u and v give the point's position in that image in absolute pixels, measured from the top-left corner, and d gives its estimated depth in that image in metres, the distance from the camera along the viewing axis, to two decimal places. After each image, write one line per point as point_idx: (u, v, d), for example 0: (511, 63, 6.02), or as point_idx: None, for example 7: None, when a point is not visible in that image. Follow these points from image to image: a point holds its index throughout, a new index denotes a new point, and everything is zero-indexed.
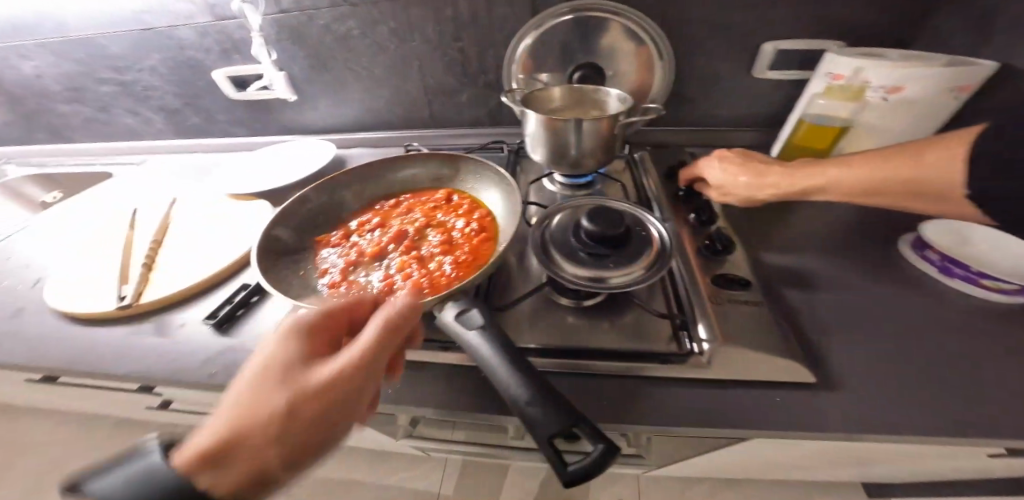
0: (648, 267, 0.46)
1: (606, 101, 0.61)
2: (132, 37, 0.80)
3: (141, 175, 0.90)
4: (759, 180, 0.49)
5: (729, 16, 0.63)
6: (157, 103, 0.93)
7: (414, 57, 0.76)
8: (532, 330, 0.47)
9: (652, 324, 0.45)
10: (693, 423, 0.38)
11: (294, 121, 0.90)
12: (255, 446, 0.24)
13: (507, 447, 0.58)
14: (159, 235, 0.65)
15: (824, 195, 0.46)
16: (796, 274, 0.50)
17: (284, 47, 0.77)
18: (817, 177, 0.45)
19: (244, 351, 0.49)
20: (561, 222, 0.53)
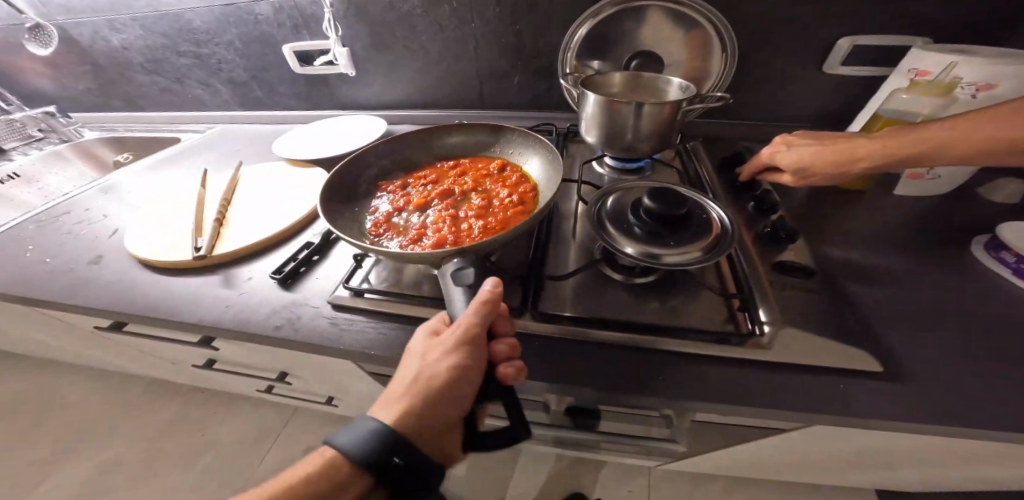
0: (706, 248, 0.46)
1: (666, 89, 0.61)
2: (215, 12, 0.86)
3: (207, 142, 0.96)
4: (845, 150, 0.45)
5: (802, 7, 0.62)
6: (226, 76, 0.99)
7: (472, 38, 0.77)
8: (584, 303, 0.48)
9: (708, 303, 0.46)
10: (749, 401, 0.37)
11: (349, 98, 0.93)
12: (424, 420, 0.33)
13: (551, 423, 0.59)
14: (228, 195, 0.70)
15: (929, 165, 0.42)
16: (857, 269, 0.49)
17: (350, 24, 0.80)
18: (917, 144, 0.41)
19: (307, 304, 0.52)
20: (615, 202, 0.54)
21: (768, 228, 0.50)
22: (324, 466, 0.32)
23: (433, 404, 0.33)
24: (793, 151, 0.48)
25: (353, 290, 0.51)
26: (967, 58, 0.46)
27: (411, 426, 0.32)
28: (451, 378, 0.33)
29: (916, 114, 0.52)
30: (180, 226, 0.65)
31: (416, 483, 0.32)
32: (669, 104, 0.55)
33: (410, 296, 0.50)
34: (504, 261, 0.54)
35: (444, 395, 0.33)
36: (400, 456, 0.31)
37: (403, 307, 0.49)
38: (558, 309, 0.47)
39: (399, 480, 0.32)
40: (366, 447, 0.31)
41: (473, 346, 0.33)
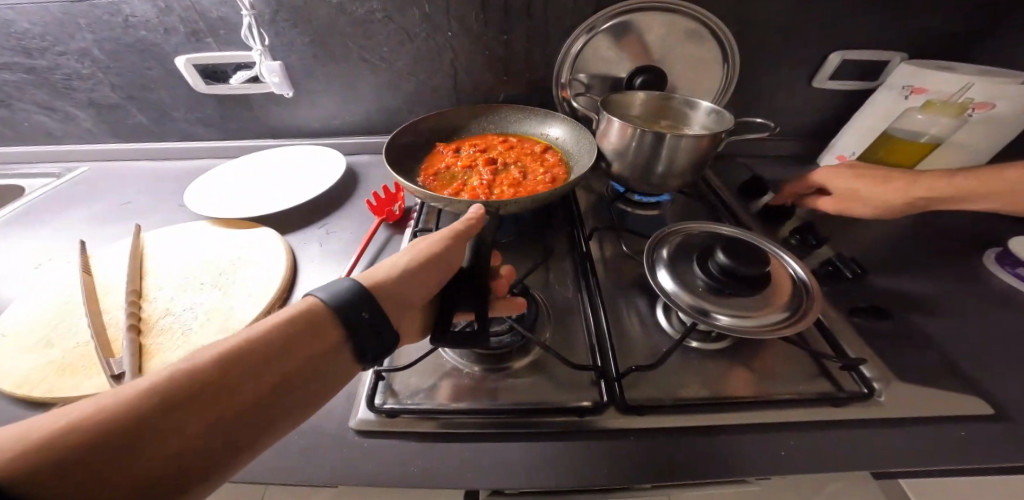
0: (784, 317, 0.40)
1: (691, 113, 0.55)
2: (54, 9, 0.59)
3: (74, 193, 0.68)
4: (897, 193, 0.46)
5: (800, 23, 0.60)
6: (84, 97, 0.71)
7: (449, 50, 0.64)
8: (668, 381, 0.41)
9: (795, 360, 0.43)
10: (880, 470, 0.35)
11: (283, 122, 0.73)
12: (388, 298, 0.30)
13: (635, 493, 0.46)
14: (137, 282, 0.47)
15: None
16: (909, 297, 0.49)
17: (282, 31, 0.61)
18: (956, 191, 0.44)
19: (316, 439, 0.36)
20: (673, 250, 0.46)
21: (829, 267, 0.48)
22: (294, 317, 0.26)
23: (400, 281, 0.31)
24: (852, 176, 0.48)
25: (384, 411, 0.36)
26: (970, 80, 0.47)
27: (383, 290, 0.30)
28: (433, 266, 0.34)
29: (924, 131, 0.53)
30: (67, 341, 0.41)
31: (373, 343, 0.27)
32: (706, 137, 0.49)
33: (455, 407, 0.37)
34: (553, 336, 0.44)
35: (419, 281, 0.33)
36: (369, 307, 0.28)
37: (461, 424, 0.36)
38: (646, 397, 0.40)
39: (364, 339, 0.27)
40: (340, 300, 0.27)
41: (457, 247, 0.35)
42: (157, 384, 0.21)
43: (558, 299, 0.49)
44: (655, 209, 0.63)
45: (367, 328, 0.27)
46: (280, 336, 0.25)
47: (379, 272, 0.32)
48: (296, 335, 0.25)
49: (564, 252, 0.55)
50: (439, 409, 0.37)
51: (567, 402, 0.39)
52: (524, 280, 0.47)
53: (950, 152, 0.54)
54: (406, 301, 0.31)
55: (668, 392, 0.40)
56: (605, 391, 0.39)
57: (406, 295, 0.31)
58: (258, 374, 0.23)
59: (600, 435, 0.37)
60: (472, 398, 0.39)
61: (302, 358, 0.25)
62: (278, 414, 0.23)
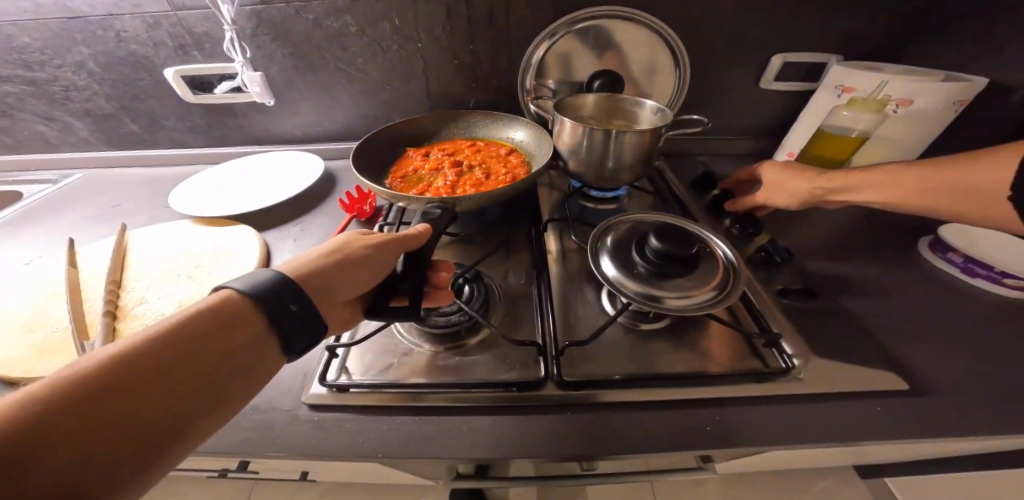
0: (713, 294, 0.43)
1: (639, 111, 0.60)
2: (54, 26, 0.64)
3: (68, 198, 0.72)
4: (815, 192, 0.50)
5: (743, 30, 0.65)
6: (81, 107, 0.75)
7: (419, 59, 0.69)
8: (604, 361, 0.44)
9: (728, 340, 0.45)
10: (798, 442, 0.37)
11: (267, 129, 0.78)
12: (318, 288, 0.31)
13: (589, 473, 0.48)
14: (116, 274, 0.51)
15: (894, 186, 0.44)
16: (842, 282, 0.51)
17: (262, 43, 0.66)
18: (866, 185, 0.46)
19: (272, 412, 0.39)
20: (616, 239, 0.50)
21: (761, 253, 0.51)
22: (214, 311, 0.26)
23: (328, 275, 0.32)
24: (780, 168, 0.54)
25: (335, 385, 0.40)
26: (886, 77, 0.52)
27: (314, 285, 0.30)
28: (365, 263, 0.34)
29: (851, 128, 0.57)
30: (48, 326, 0.45)
31: (301, 336, 0.28)
32: (648, 132, 0.53)
33: (404, 383, 0.40)
34: (503, 321, 0.47)
35: (349, 275, 0.33)
36: (298, 301, 0.28)
37: (405, 398, 0.39)
38: (585, 373, 0.42)
39: (290, 331, 0.28)
40: (266, 291, 0.28)
41: (393, 246, 0.36)
42: (54, 382, 0.20)
43: (512, 287, 0.52)
44: (613, 204, 0.66)
45: (296, 321, 0.28)
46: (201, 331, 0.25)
47: (306, 262, 0.32)
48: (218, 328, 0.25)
49: (522, 245, 0.59)
50: (386, 385, 0.40)
51: (506, 379, 0.41)
52: (476, 268, 0.51)
53: (881, 145, 0.58)
54: (338, 293, 0.32)
55: (603, 370, 0.43)
56: (544, 368, 0.42)
57: (337, 287, 0.32)
58: (180, 367, 0.23)
59: (534, 409, 0.40)
60: (419, 375, 0.42)
61: (227, 351, 0.25)
62: (196, 409, 0.23)
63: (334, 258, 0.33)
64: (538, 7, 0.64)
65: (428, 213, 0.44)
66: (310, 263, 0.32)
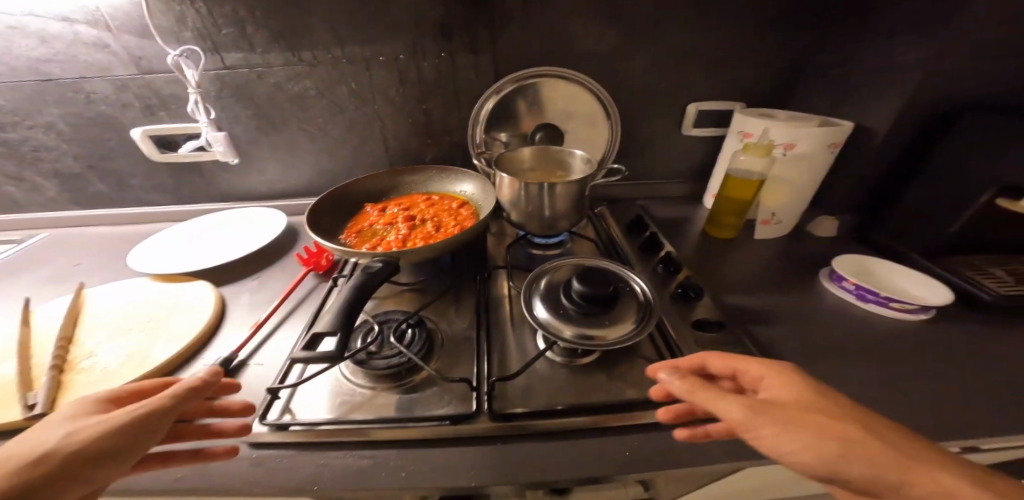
0: (629, 328, 0.48)
1: (571, 161, 0.67)
2: (30, 88, 0.66)
3: (28, 260, 0.73)
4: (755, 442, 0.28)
5: (660, 86, 0.75)
6: (50, 168, 0.77)
7: (376, 117, 0.75)
8: (537, 392, 0.47)
9: (649, 370, 0.49)
10: (706, 463, 0.40)
11: (234, 187, 0.82)
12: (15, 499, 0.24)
13: None
14: (69, 329, 0.53)
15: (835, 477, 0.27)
16: (750, 312, 0.57)
17: (226, 104, 0.70)
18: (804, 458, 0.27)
19: (210, 453, 0.40)
20: (548, 282, 0.55)
21: (680, 289, 0.57)
22: None
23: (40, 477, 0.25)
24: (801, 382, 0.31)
25: (274, 425, 0.42)
26: (769, 124, 0.61)
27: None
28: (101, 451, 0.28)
29: (753, 171, 0.65)
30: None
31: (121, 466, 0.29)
32: (574, 184, 0.59)
33: (345, 420, 0.43)
34: (443, 363, 0.50)
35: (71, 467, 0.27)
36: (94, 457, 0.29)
37: (343, 437, 0.41)
38: (519, 405, 0.46)
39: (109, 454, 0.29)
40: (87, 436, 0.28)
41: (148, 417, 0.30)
42: None
43: (455, 330, 0.55)
44: (558, 249, 0.72)
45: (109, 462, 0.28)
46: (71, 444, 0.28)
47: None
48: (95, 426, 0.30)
49: (469, 291, 0.62)
50: (324, 424, 0.42)
51: (440, 413, 0.44)
52: (420, 313, 0.55)
53: (783, 185, 0.65)
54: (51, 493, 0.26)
55: (533, 401, 0.46)
56: (476, 403, 0.45)
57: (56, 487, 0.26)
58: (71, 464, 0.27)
59: (467, 443, 0.42)
60: (362, 412, 0.44)
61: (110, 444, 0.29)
62: None
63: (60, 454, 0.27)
64: (481, 70, 0.72)
65: (371, 266, 0.48)
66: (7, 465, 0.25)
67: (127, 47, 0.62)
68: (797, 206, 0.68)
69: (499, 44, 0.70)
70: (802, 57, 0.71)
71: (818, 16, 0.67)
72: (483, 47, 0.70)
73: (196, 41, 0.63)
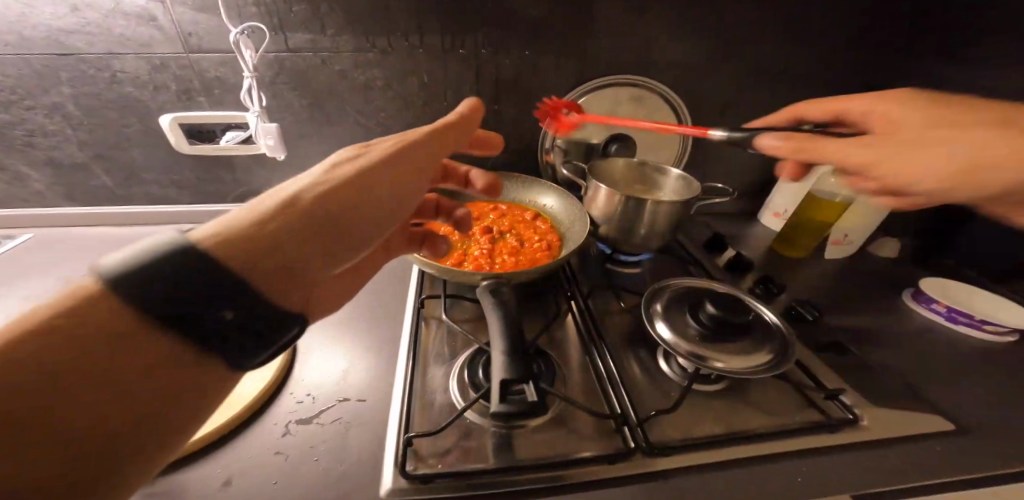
0: (770, 355, 0.45)
1: (663, 178, 0.64)
2: (34, 60, 0.54)
3: (20, 266, 0.61)
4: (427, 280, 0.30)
5: (739, 100, 0.73)
6: (45, 155, 0.64)
7: (444, 116, 0.68)
8: (684, 421, 0.42)
9: (787, 394, 0.45)
10: (893, 488, 0.36)
11: (270, 186, 0.72)
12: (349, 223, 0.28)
13: None
14: None
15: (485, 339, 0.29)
16: (859, 334, 0.55)
17: (280, 92, 0.61)
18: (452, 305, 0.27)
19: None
20: (666, 304, 0.51)
21: (795, 309, 0.54)
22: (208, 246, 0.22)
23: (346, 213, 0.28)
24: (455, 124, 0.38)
25: (418, 476, 0.35)
26: None
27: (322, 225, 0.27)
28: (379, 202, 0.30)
29: (837, 193, 0.69)
30: None
31: (258, 348, 0.23)
32: (679, 204, 0.57)
33: (493, 466, 0.37)
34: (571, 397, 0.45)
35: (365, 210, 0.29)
36: (229, 308, 0.21)
37: (496, 485, 0.35)
38: (672, 439, 0.39)
39: (201, 334, 0.21)
40: (152, 261, 0.20)
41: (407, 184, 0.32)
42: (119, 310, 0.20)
43: (570, 357, 0.50)
44: (636, 268, 0.68)
45: (200, 318, 0.20)
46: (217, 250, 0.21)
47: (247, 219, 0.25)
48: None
49: (567, 313, 0.57)
50: (473, 472, 0.36)
51: (587, 457, 0.37)
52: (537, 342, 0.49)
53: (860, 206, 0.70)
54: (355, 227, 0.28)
55: (683, 433, 0.41)
56: (630, 437, 0.39)
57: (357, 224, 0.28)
58: (329, 198, 0.27)
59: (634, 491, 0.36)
60: (505, 457, 0.38)
61: (385, 206, 0.30)
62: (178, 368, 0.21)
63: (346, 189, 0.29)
64: (564, 70, 0.66)
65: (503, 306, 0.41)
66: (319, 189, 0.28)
67: (176, 21, 0.53)
68: (866, 228, 0.73)
69: (588, 46, 0.65)
70: (875, 82, 0.73)
71: (888, 46, 0.69)
72: (570, 51, 0.65)
73: (261, 18, 0.54)
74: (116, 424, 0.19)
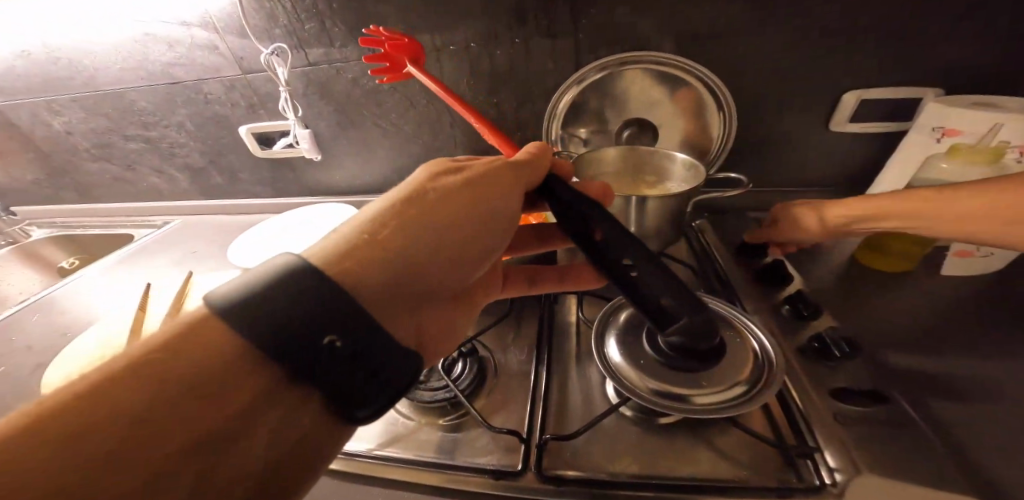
0: (732, 395, 0.35)
1: (670, 166, 0.54)
2: (163, 91, 0.75)
3: (166, 242, 0.86)
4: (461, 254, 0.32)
5: (803, 62, 0.56)
6: (182, 161, 0.88)
7: (447, 112, 0.70)
8: (595, 449, 0.36)
9: (752, 441, 0.35)
10: None
11: (319, 183, 0.85)
12: (444, 233, 0.30)
13: None
14: (171, 318, 0.58)
15: (422, 313, 0.32)
16: (936, 384, 0.38)
17: (312, 102, 0.71)
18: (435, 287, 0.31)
19: None
20: (630, 317, 0.44)
21: (816, 342, 0.40)
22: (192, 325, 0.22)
23: (445, 221, 0.30)
24: (528, 164, 0.37)
25: None
26: (1006, 120, 0.44)
27: (434, 226, 0.30)
28: (468, 198, 0.32)
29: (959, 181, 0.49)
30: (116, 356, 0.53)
31: (375, 392, 0.24)
32: (673, 197, 0.47)
33: (379, 456, 0.38)
34: (491, 402, 0.42)
35: (462, 213, 0.31)
36: (338, 335, 0.23)
37: (370, 470, 0.37)
38: (572, 468, 0.35)
39: (329, 373, 0.22)
40: (293, 282, 0.23)
41: (473, 194, 0.32)
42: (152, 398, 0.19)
43: (512, 359, 0.47)
44: None
45: (330, 356, 0.22)
46: (232, 308, 0.22)
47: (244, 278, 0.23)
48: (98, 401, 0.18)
49: (531, 315, 0.53)
50: (357, 452, 0.38)
51: (483, 466, 0.36)
52: (475, 341, 0.47)
53: None
54: (465, 230, 0.32)
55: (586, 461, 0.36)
56: (522, 457, 0.35)
57: (466, 227, 0.32)
58: (404, 244, 0.28)
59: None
60: (400, 446, 0.39)
61: (468, 210, 0.32)
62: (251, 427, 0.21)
63: (418, 204, 0.30)
64: (563, 52, 0.61)
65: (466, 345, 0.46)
66: (385, 214, 0.29)
67: (231, 48, 0.66)
68: None
69: (585, 19, 0.58)
70: None
71: None
72: (564, 30, 0.59)
73: (284, 38, 0.64)
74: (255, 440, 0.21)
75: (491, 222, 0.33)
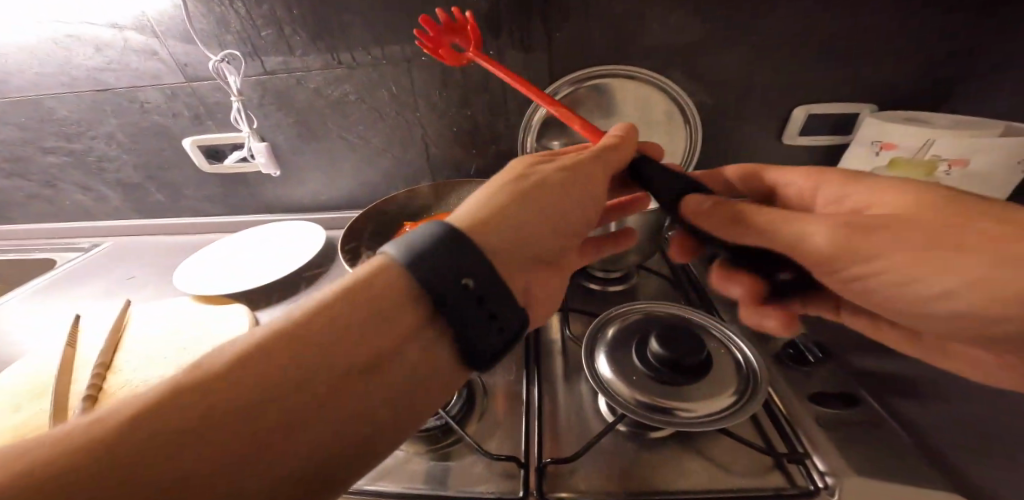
0: (722, 407, 0.36)
1: None
2: (89, 99, 0.66)
3: (96, 268, 0.76)
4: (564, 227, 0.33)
5: (759, 80, 0.60)
6: (113, 177, 0.78)
7: (418, 125, 0.68)
8: (593, 468, 0.36)
9: (743, 450, 0.35)
10: None
11: (277, 198, 0.79)
12: (548, 205, 0.31)
13: None
14: (108, 356, 0.51)
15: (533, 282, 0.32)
16: (896, 380, 0.41)
17: (268, 113, 0.66)
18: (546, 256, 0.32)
19: None
20: (618, 333, 0.44)
21: (791, 349, 0.42)
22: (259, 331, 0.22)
23: (545, 197, 0.31)
24: (620, 142, 0.37)
25: None
26: (936, 135, 0.48)
27: (541, 200, 0.31)
28: (564, 175, 0.32)
29: None
30: (38, 404, 0.45)
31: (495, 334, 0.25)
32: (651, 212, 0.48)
33: (367, 492, 0.35)
34: (483, 427, 0.40)
35: (563, 187, 0.32)
36: (472, 277, 0.24)
37: None
38: (570, 490, 0.34)
39: (468, 316, 0.24)
40: (432, 248, 0.24)
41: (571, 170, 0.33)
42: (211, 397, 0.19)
43: (500, 380, 0.46)
44: (620, 285, 0.60)
45: (463, 298, 0.23)
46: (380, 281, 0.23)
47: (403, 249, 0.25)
48: (163, 403, 0.19)
49: None
50: (344, 491, 0.35)
51: (482, 495, 0.34)
52: None
53: None
54: (566, 203, 0.32)
55: (584, 482, 0.35)
56: (522, 484, 0.34)
57: (565, 200, 0.32)
58: (514, 215, 0.29)
59: None
60: (390, 481, 0.36)
61: (569, 184, 0.32)
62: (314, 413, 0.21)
63: (523, 183, 0.31)
64: (537, 67, 0.61)
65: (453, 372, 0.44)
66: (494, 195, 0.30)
67: (173, 54, 0.60)
68: None
69: (558, 34, 0.58)
70: (966, 41, 0.54)
71: None
72: (537, 44, 0.59)
73: (236, 45, 0.59)
74: (336, 411, 0.21)
75: (593, 194, 0.34)
